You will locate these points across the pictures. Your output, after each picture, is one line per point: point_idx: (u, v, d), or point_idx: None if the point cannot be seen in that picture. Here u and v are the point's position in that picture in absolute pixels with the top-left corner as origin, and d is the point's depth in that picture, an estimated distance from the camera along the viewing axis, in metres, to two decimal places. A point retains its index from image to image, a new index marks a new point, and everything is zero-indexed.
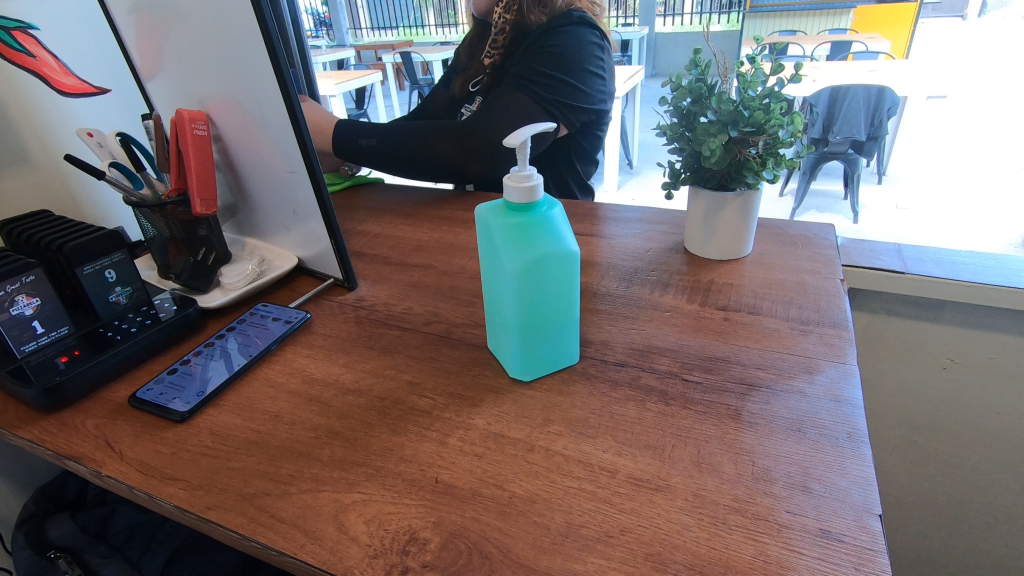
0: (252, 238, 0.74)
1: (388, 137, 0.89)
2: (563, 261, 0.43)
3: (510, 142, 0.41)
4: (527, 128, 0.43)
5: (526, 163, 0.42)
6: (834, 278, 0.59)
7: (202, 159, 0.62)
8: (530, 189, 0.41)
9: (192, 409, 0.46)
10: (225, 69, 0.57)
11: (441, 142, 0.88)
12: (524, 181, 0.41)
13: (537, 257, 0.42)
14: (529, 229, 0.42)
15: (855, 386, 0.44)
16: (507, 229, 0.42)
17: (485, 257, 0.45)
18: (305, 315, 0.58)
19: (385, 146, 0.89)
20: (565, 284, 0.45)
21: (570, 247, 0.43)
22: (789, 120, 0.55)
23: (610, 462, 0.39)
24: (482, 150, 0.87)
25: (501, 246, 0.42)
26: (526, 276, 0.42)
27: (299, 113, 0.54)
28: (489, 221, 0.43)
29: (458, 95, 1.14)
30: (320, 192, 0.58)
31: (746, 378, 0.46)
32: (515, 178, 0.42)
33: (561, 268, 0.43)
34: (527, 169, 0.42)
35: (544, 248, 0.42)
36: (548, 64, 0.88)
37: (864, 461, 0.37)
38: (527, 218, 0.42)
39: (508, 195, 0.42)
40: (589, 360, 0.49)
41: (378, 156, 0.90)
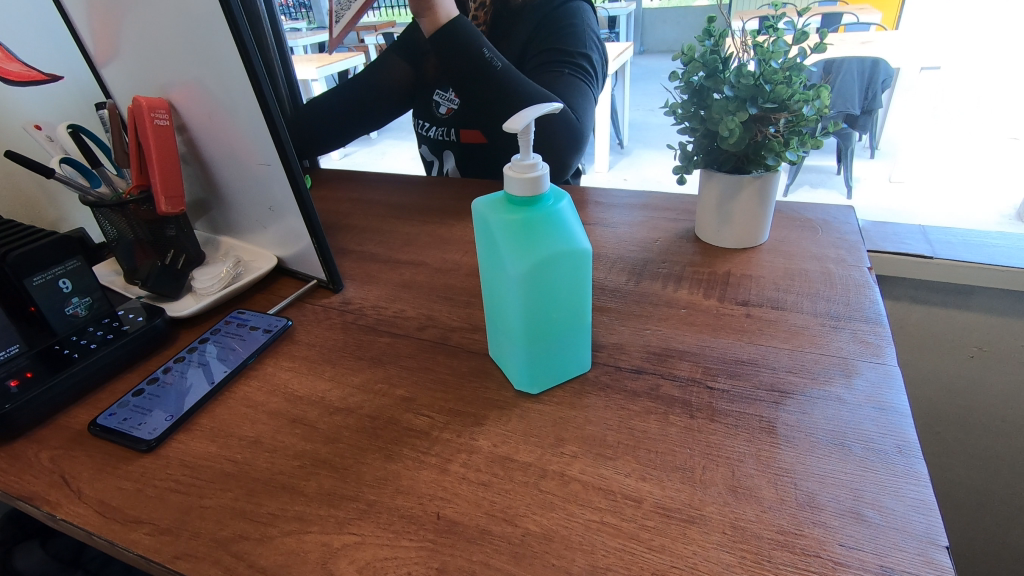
0: (227, 237, 0.68)
1: (511, 77, 0.79)
2: (573, 260, 0.38)
3: (512, 127, 0.36)
4: (532, 109, 0.37)
5: (530, 149, 0.37)
6: (861, 266, 0.54)
7: (167, 152, 0.56)
8: (535, 179, 0.36)
9: (160, 437, 0.41)
10: (184, 51, 0.51)
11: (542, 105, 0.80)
12: (528, 172, 0.37)
13: (546, 257, 0.37)
14: (536, 225, 0.37)
15: (899, 390, 0.40)
16: (507, 226, 0.37)
17: (484, 256, 0.40)
18: (286, 321, 0.53)
19: (508, 75, 0.79)
20: (576, 284, 0.40)
21: (581, 245, 0.38)
22: (814, 94, 0.50)
23: (635, 490, 0.34)
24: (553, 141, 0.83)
25: (505, 244, 0.37)
26: (536, 277, 0.37)
27: (269, 100, 0.48)
28: (487, 217, 0.38)
29: (431, 78, 1.03)
30: (297, 186, 0.53)
31: (777, 385, 0.41)
32: (517, 168, 0.37)
33: (570, 268, 0.39)
34: (531, 158, 0.37)
35: (554, 247, 0.37)
36: (577, 45, 0.89)
37: (920, 482, 0.33)
38: (531, 214, 0.37)
39: (509, 188, 0.37)
40: (602, 368, 0.45)
41: (495, 83, 0.79)
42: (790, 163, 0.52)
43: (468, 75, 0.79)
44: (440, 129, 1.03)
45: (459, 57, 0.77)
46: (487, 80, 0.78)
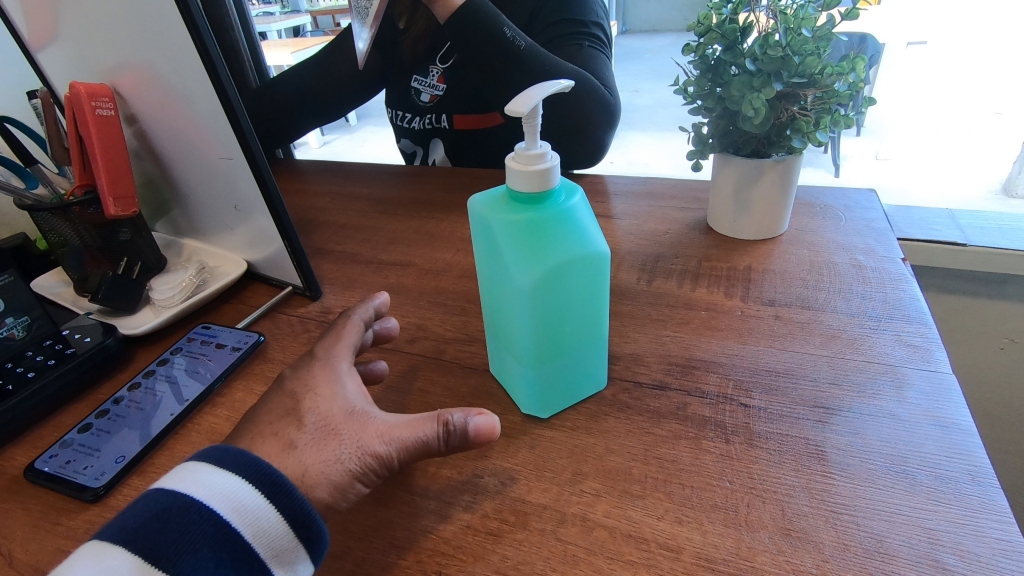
0: (191, 239, 0.61)
1: (537, 55, 0.73)
2: (588, 266, 0.33)
3: (517, 110, 0.30)
4: (536, 89, 0.32)
5: (536, 136, 0.32)
6: (894, 257, 0.49)
7: (113, 146, 0.49)
8: (544, 172, 0.31)
9: (109, 483, 0.35)
10: (125, 29, 0.44)
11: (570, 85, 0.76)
12: (534, 163, 0.31)
13: (560, 263, 0.31)
14: (546, 226, 0.31)
15: (958, 403, 0.35)
16: (513, 228, 0.31)
17: (484, 262, 0.35)
18: (257, 337, 0.47)
19: (536, 54, 0.73)
20: (590, 293, 0.34)
21: (597, 248, 0.33)
22: (849, 66, 0.44)
23: (670, 536, 0.29)
24: (575, 123, 0.78)
25: (511, 250, 0.31)
26: (547, 287, 0.32)
27: (227, 85, 0.42)
28: (488, 219, 0.32)
29: (408, 64, 0.94)
30: (265, 183, 0.47)
31: (820, 401, 0.36)
32: (522, 159, 0.31)
33: (584, 275, 0.33)
34: (537, 147, 0.32)
35: (567, 252, 0.32)
36: (590, 14, 0.84)
37: (1002, 518, 0.28)
38: (539, 214, 0.32)
39: (513, 184, 0.32)
40: (619, 384, 0.39)
41: (523, 64, 0.73)
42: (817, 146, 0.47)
43: (492, 58, 0.73)
44: (426, 118, 0.96)
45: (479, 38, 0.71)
46: (512, 62, 0.72)
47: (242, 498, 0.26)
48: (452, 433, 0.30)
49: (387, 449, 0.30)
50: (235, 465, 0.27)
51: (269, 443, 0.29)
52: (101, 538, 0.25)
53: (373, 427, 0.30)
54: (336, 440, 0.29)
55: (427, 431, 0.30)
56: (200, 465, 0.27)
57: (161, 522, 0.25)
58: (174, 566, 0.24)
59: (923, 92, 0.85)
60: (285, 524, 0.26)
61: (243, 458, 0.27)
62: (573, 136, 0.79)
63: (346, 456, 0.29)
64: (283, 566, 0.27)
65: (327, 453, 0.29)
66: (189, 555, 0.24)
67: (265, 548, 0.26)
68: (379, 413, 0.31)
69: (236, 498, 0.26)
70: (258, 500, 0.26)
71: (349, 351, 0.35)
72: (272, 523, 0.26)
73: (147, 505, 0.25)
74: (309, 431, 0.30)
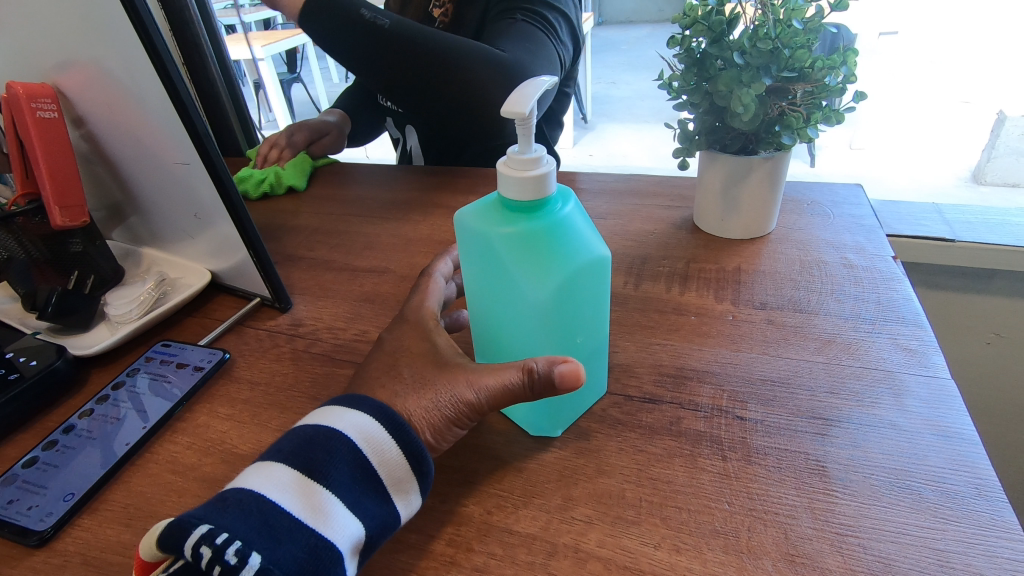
0: (150, 248, 0.58)
1: (403, 30, 0.67)
2: (587, 274, 0.31)
3: (514, 111, 0.28)
4: (526, 87, 0.30)
5: (531, 140, 0.29)
6: (885, 255, 0.48)
7: (58, 152, 0.45)
8: (539, 179, 0.29)
9: (57, 524, 0.32)
10: (67, 23, 0.40)
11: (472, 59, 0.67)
12: (530, 168, 0.29)
13: (567, 276, 0.30)
14: (545, 238, 0.29)
15: (960, 412, 0.34)
16: (511, 239, 0.29)
17: (476, 275, 0.32)
18: (222, 355, 0.44)
19: (402, 31, 0.67)
20: (589, 301, 0.33)
21: (596, 253, 0.31)
22: (841, 59, 0.43)
23: (669, 567, 0.27)
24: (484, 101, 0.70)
25: (514, 265, 0.29)
26: (555, 301, 0.30)
27: (179, 85, 0.39)
28: (485, 230, 0.30)
29: None
30: (225, 189, 0.43)
31: (817, 412, 0.35)
32: (516, 164, 0.29)
33: (584, 285, 0.31)
34: (533, 151, 0.30)
35: (575, 262, 0.30)
36: None
37: (1012, 535, 0.27)
38: (533, 225, 0.29)
39: (505, 189, 0.30)
40: (610, 399, 0.37)
41: (388, 44, 0.67)
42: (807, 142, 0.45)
43: (359, 43, 0.68)
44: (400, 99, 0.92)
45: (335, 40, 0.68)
46: (378, 43, 0.67)
47: (371, 430, 0.29)
48: (535, 379, 0.29)
49: (476, 396, 0.31)
50: (363, 405, 0.30)
51: (379, 393, 0.32)
52: (264, 458, 0.28)
53: (463, 375, 0.32)
54: (434, 390, 0.32)
55: (509, 378, 0.30)
56: (337, 405, 0.30)
57: (312, 444, 0.28)
58: (326, 483, 0.27)
59: (902, 84, 0.84)
60: (403, 455, 0.29)
61: (369, 400, 0.30)
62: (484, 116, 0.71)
63: (442, 404, 0.31)
64: (400, 495, 0.29)
65: (427, 402, 0.31)
66: (336, 476, 0.27)
67: (389, 476, 0.29)
68: (470, 363, 0.33)
69: (365, 429, 0.29)
70: (385, 434, 0.29)
71: (436, 306, 0.39)
72: (394, 454, 0.29)
73: (299, 434, 0.29)
74: (407, 381, 0.32)
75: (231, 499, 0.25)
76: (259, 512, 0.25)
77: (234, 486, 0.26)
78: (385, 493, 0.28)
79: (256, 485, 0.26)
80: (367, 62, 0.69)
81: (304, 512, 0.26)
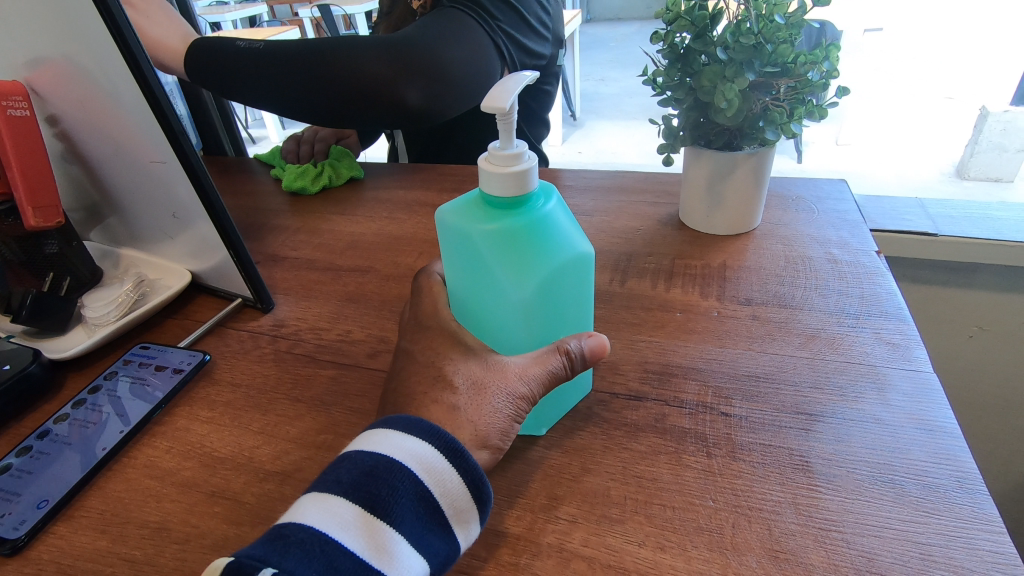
0: (130, 249, 0.57)
1: (276, 47, 0.64)
2: (576, 267, 0.31)
3: (495, 106, 0.28)
4: (508, 81, 0.29)
5: (512, 135, 0.29)
6: (869, 250, 0.48)
7: (30, 151, 0.43)
8: (520, 174, 0.29)
9: (31, 532, 0.32)
10: (38, 18, 0.39)
11: (357, 51, 0.63)
12: (512, 164, 0.29)
13: (551, 272, 0.29)
14: (526, 235, 0.29)
15: (943, 405, 0.34)
16: (494, 238, 0.29)
17: (461, 276, 0.31)
18: (203, 357, 0.43)
19: (272, 50, 0.64)
20: (579, 293, 0.33)
21: (582, 248, 0.31)
22: (822, 55, 0.43)
23: (653, 566, 0.27)
24: (386, 92, 0.63)
25: (494, 261, 0.29)
26: (539, 296, 0.30)
27: (153, 80, 0.38)
28: (467, 229, 0.29)
29: None
30: (203, 188, 0.43)
31: (801, 407, 0.35)
32: (497, 160, 0.29)
33: (573, 278, 0.31)
34: (514, 146, 0.29)
35: (558, 258, 0.30)
36: None
37: (993, 529, 0.27)
38: (517, 221, 0.29)
39: (488, 187, 0.29)
40: (596, 397, 0.37)
41: (267, 67, 0.64)
42: (793, 137, 0.45)
43: (240, 75, 0.65)
44: None
45: (222, 76, 0.66)
46: (256, 66, 0.64)
47: (431, 460, 0.28)
48: (574, 360, 0.31)
49: (529, 389, 0.30)
50: (421, 431, 0.28)
51: (431, 408, 0.30)
52: (322, 489, 0.27)
53: (510, 369, 0.31)
54: (489, 392, 0.30)
55: (553, 363, 0.31)
56: (393, 430, 0.29)
57: (373, 478, 0.27)
58: (389, 519, 0.26)
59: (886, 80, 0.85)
60: (464, 485, 0.28)
61: (427, 425, 0.29)
62: (394, 106, 0.64)
63: (503, 404, 0.30)
64: (461, 526, 0.28)
65: (486, 405, 0.30)
66: (398, 511, 0.26)
67: (450, 507, 0.27)
68: (509, 358, 0.32)
69: (426, 459, 0.28)
70: (444, 463, 0.28)
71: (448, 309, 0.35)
72: (455, 484, 0.28)
73: (357, 463, 0.27)
74: (462, 392, 0.31)
75: (293, 538, 0.24)
76: (322, 553, 0.24)
77: (295, 522, 0.25)
78: (447, 526, 0.27)
79: (316, 522, 0.25)
80: (255, 91, 0.66)
81: (367, 551, 0.25)
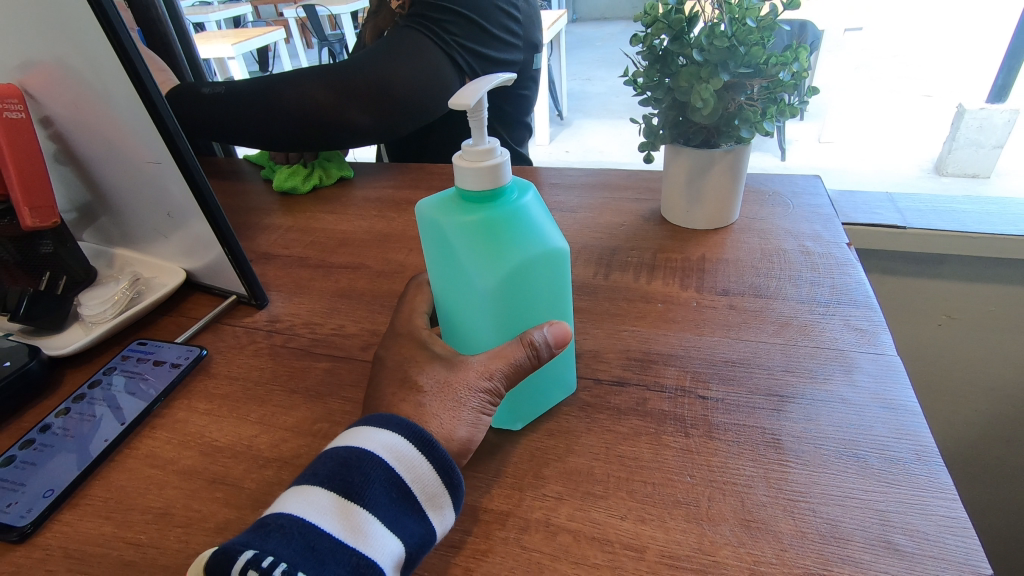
0: (123, 249, 0.57)
1: (232, 89, 0.70)
2: (547, 262, 0.32)
3: (462, 103, 0.29)
4: (482, 80, 0.31)
5: (484, 132, 0.31)
6: (840, 243, 0.51)
7: (26, 153, 0.44)
8: (493, 169, 0.30)
9: (38, 520, 0.33)
10: (33, 23, 0.40)
11: (303, 85, 0.68)
12: (484, 160, 0.31)
13: (519, 267, 0.31)
14: (497, 226, 0.31)
15: (905, 385, 0.36)
16: (466, 228, 0.30)
17: (436, 267, 0.33)
18: (200, 351, 0.44)
19: (229, 91, 0.71)
20: (553, 286, 0.34)
21: (554, 243, 0.32)
22: (792, 56, 0.45)
23: (634, 537, 0.29)
24: (331, 120, 0.68)
25: (465, 251, 0.31)
26: (505, 289, 0.31)
27: (148, 81, 0.39)
28: (438, 220, 0.31)
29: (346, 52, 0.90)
30: (198, 187, 0.44)
31: (774, 389, 0.37)
32: (471, 156, 0.31)
33: (545, 272, 0.33)
34: (486, 142, 0.31)
35: (524, 251, 0.31)
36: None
37: (947, 495, 0.29)
38: (493, 213, 0.31)
39: (462, 182, 0.31)
40: (581, 383, 0.39)
41: (225, 107, 0.70)
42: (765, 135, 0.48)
43: (207, 117, 0.72)
44: None
45: (194, 120, 0.74)
46: (215, 107, 0.71)
47: (401, 448, 0.29)
48: (540, 351, 0.32)
49: (493, 383, 0.32)
50: (392, 424, 0.30)
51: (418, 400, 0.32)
52: (301, 483, 0.28)
53: (472, 368, 0.32)
54: (456, 389, 0.32)
55: (517, 356, 0.32)
56: (366, 426, 0.30)
57: (347, 467, 0.28)
58: (363, 503, 0.27)
59: None
60: (434, 471, 0.29)
61: (397, 418, 0.30)
62: (341, 130, 0.69)
63: (468, 398, 0.32)
64: (434, 510, 0.29)
65: (451, 403, 0.32)
66: (371, 494, 0.28)
67: (422, 492, 0.29)
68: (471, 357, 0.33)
69: (395, 447, 0.29)
70: (413, 451, 0.29)
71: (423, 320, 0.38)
72: (425, 470, 0.29)
73: (333, 456, 0.29)
74: (429, 390, 0.32)
75: (273, 524, 0.26)
76: (301, 536, 0.25)
77: (275, 512, 0.27)
78: (421, 510, 0.29)
79: (295, 510, 0.26)
80: (221, 129, 0.73)
81: (344, 532, 0.26)
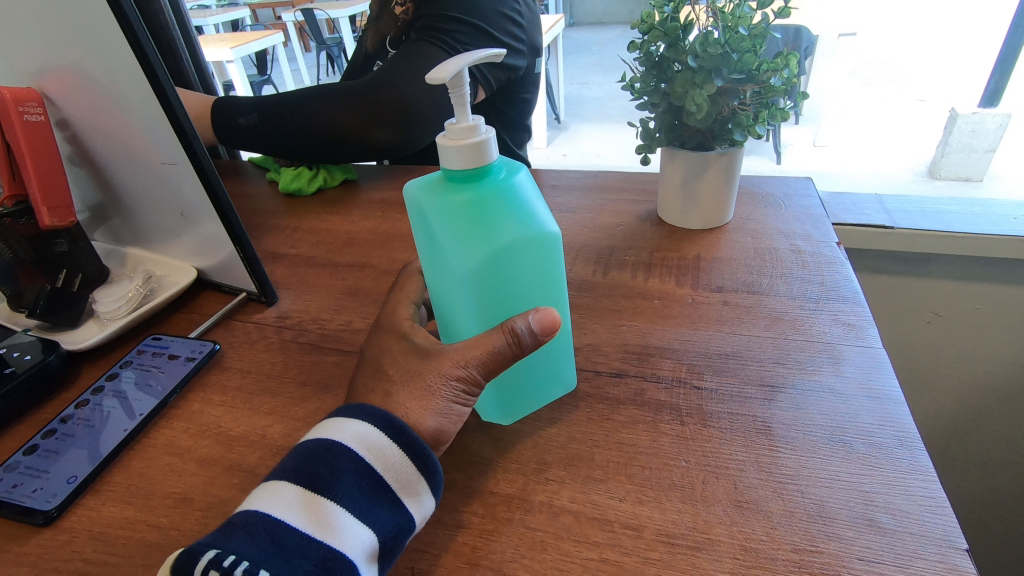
0: (134, 248, 0.59)
1: (268, 116, 0.72)
2: (533, 245, 0.33)
3: (439, 76, 0.30)
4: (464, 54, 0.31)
5: (467, 111, 0.32)
6: (829, 242, 0.53)
7: (44, 154, 0.46)
8: (474, 145, 0.32)
9: (62, 504, 0.34)
10: (54, 30, 0.42)
11: (336, 110, 0.70)
12: (467, 137, 0.32)
13: (501, 246, 0.32)
14: (482, 207, 0.32)
15: (889, 374, 0.38)
16: (451, 207, 0.32)
17: (425, 252, 0.35)
18: (213, 346, 0.46)
19: (267, 120, 0.72)
20: (540, 270, 0.35)
21: (542, 227, 0.33)
22: (782, 62, 0.47)
23: (633, 517, 0.31)
24: (362, 142, 0.72)
25: (448, 237, 0.32)
26: (489, 270, 0.33)
27: (166, 86, 0.40)
28: (421, 203, 0.33)
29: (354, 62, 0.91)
30: (210, 186, 0.45)
31: (765, 379, 0.38)
32: (454, 134, 0.32)
33: (532, 255, 0.34)
34: (469, 120, 0.32)
35: (509, 231, 0.32)
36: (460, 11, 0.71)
37: (928, 477, 0.31)
38: (481, 190, 0.32)
39: (447, 159, 0.32)
40: (581, 375, 0.40)
41: (264, 135, 0.72)
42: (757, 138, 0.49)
43: (244, 142, 0.74)
44: None
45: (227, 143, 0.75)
46: (255, 136, 0.73)
47: (372, 439, 0.30)
48: (521, 340, 0.32)
49: (467, 371, 0.33)
50: (361, 415, 0.31)
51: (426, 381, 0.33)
52: (270, 479, 0.29)
53: (447, 357, 0.33)
54: (428, 380, 0.33)
55: (496, 343, 0.32)
56: (337, 419, 0.32)
57: (314, 460, 0.29)
58: (332, 496, 0.28)
59: None
60: (406, 459, 0.31)
61: (366, 409, 0.32)
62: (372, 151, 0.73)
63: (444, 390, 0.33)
64: (410, 497, 0.30)
65: (422, 395, 0.33)
66: (340, 487, 0.29)
67: (394, 480, 0.30)
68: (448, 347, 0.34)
69: (366, 439, 0.30)
70: (383, 439, 0.31)
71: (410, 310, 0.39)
72: (396, 458, 0.31)
73: (302, 450, 0.30)
74: (400, 382, 0.34)
75: (240, 523, 0.27)
76: (267, 532, 0.26)
77: (246, 510, 0.28)
78: (395, 499, 0.30)
79: (264, 506, 0.28)
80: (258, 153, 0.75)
81: (311, 526, 0.27)
